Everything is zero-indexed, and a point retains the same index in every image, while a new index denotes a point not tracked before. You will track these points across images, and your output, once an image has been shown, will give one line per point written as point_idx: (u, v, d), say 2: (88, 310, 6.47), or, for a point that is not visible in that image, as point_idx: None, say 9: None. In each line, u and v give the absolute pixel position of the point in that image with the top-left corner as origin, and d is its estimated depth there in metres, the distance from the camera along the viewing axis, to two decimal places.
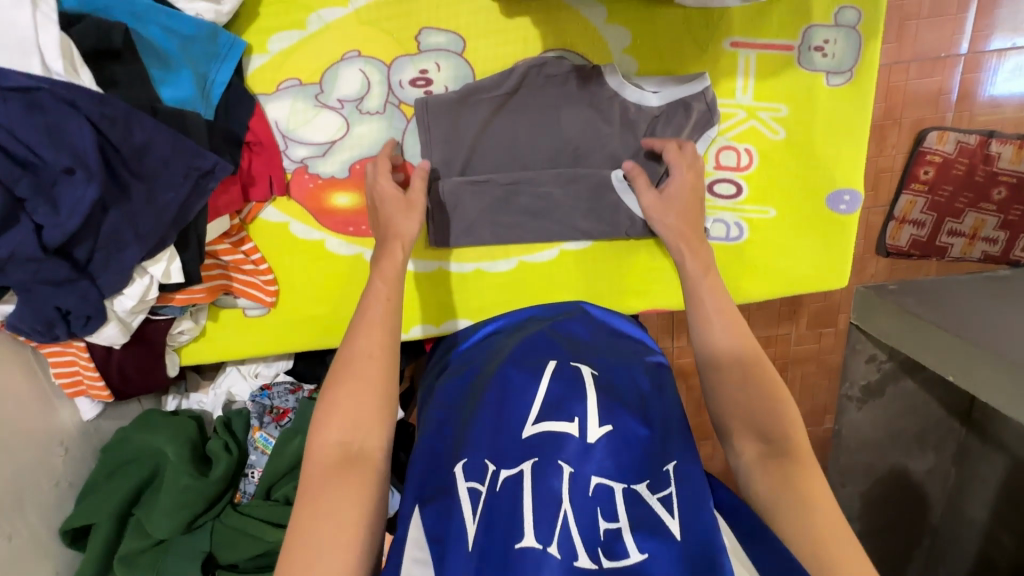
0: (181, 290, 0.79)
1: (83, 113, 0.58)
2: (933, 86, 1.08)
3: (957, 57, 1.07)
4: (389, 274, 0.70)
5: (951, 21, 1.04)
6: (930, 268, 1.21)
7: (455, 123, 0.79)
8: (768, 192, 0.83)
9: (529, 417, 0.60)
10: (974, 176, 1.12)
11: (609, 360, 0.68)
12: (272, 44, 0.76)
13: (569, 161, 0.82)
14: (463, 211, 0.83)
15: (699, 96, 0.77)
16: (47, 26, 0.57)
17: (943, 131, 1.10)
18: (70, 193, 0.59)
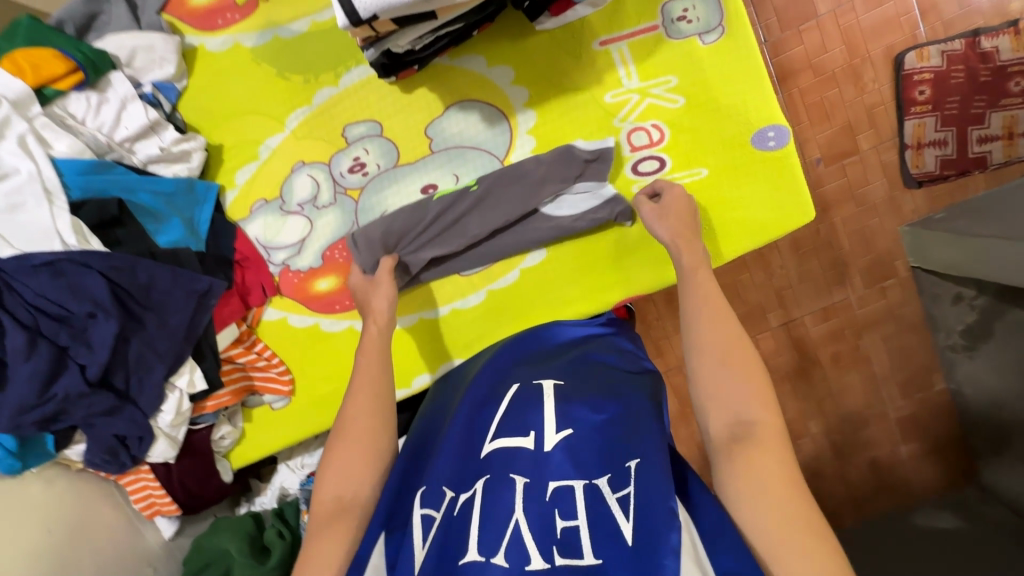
0: (209, 397, 0.92)
1: (96, 269, 0.75)
2: (883, 14, 1.26)
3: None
4: (371, 349, 0.75)
5: None
6: (978, 182, 1.30)
7: (391, 229, 0.87)
8: (691, 155, 0.86)
9: (488, 437, 0.66)
10: (981, 77, 1.26)
11: (575, 368, 0.74)
12: (238, 177, 0.94)
13: (507, 180, 0.87)
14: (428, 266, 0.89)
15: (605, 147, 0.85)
16: (61, 214, 0.74)
17: (921, 50, 1.26)
18: (97, 333, 0.76)
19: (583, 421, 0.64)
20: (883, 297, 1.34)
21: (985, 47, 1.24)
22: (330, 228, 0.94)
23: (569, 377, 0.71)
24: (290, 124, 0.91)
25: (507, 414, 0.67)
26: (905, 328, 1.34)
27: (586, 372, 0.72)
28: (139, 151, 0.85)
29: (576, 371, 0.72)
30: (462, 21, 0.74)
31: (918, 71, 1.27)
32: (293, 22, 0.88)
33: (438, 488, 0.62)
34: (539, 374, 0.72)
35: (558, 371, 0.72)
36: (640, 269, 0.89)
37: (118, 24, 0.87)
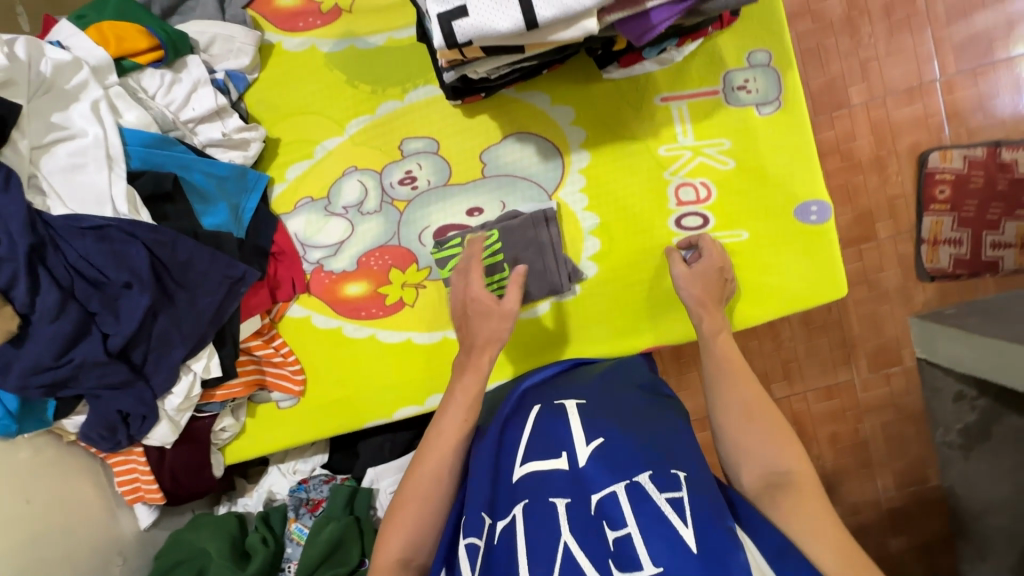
0: (221, 385, 0.90)
1: (141, 240, 0.75)
2: (915, 112, 1.32)
3: (921, 90, 1.32)
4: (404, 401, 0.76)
5: (875, 67, 1.32)
6: (988, 284, 1.35)
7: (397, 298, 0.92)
8: (736, 216, 0.88)
9: (517, 459, 0.64)
10: (998, 185, 1.31)
11: (596, 388, 0.74)
12: (289, 173, 0.95)
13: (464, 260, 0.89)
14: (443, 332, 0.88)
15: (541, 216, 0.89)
16: (117, 181, 0.75)
17: (945, 151, 1.31)
18: (129, 304, 0.76)
19: (611, 432, 0.63)
20: (887, 383, 1.35)
21: (1005, 158, 1.29)
22: (370, 235, 0.95)
23: (592, 396, 0.71)
24: (349, 129, 0.94)
25: (534, 434, 0.65)
26: (905, 418, 1.34)
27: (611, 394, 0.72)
28: (201, 133, 0.87)
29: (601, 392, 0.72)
30: (539, 60, 0.77)
31: (939, 171, 1.32)
32: (371, 35, 0.92)
33: (478, 516, 0.61)
34: (561, 394, 0.72)
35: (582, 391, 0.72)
36: (668, 320, 0.91)
37: (201, 13, 0.91)
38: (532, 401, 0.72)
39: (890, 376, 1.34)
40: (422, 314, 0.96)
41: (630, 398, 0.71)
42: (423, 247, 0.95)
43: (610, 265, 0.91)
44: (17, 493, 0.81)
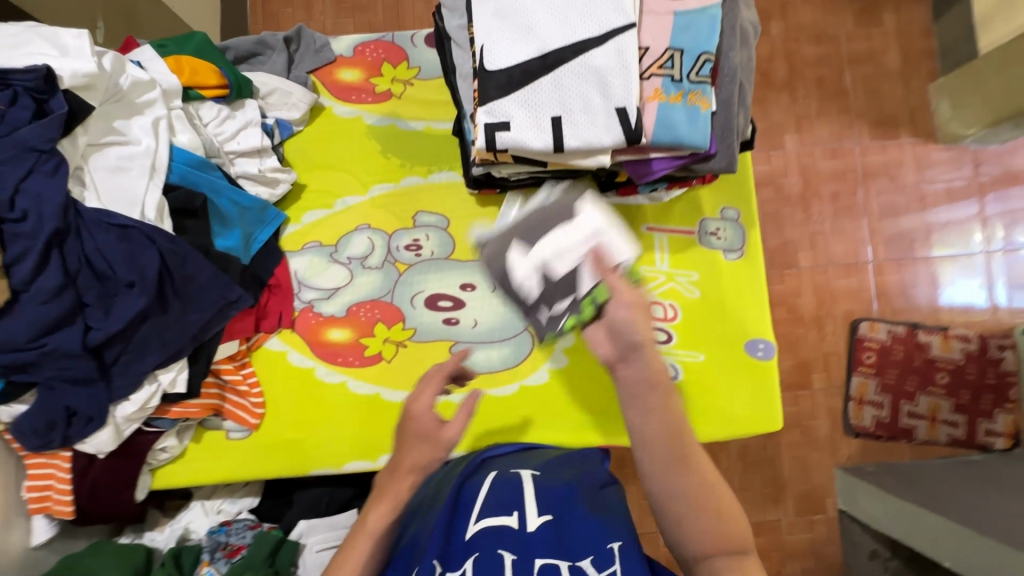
0: (178, 402, 0.90)
1: (157, 246, 0.78)
2: (850, 285, 1.54)
3: (857, 269, 1.55)
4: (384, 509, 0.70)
5: (818, 242, 1.56)
6: (905, 449, 1.49)
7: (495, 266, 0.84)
8: (695, 339, 1.00)
9: (473, 517, 0.70)
10: (914, 361, 1.51)
11: (548, 465, 0.83)
12: (305, 217, 1.02)
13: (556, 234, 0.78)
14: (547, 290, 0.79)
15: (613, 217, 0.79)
16: (153, 189, 0.80)
17: (872, 323, 1.52)
18: (124, 304, 0.77)
19: (560, 507, 0.71)
20: (810, 530, 1.43)
21: (921, 339, 1.51)
22: (366, 288, 1.01)
23: (544, 468, 0.82)
24: (371, 191, 1.03)
25: (490, 495, 0.74)
26: (824, 567, 1.41)
27: (559, 469, 0.82)
28: (238, 165, 0.94)
29: (554, 467, 0.82)
30: (554, 174, 0.90)
31: (867, 338, 1.52)
32: (412, 120, 1.04)
33: (429, 564, 0.65)
34: (517, 466, 0.82)
35: (536, 464, 0.83)
36: (622, 422, 0.98)
37: (267, 66, 1.02)
38: (491, 467, 0.83)
39: (813, 523, 1.43)
40: (394, 371, 0.99)
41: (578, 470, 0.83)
42: (412, 308, 1.01)
43: (581, 361, 0.99)
44: None
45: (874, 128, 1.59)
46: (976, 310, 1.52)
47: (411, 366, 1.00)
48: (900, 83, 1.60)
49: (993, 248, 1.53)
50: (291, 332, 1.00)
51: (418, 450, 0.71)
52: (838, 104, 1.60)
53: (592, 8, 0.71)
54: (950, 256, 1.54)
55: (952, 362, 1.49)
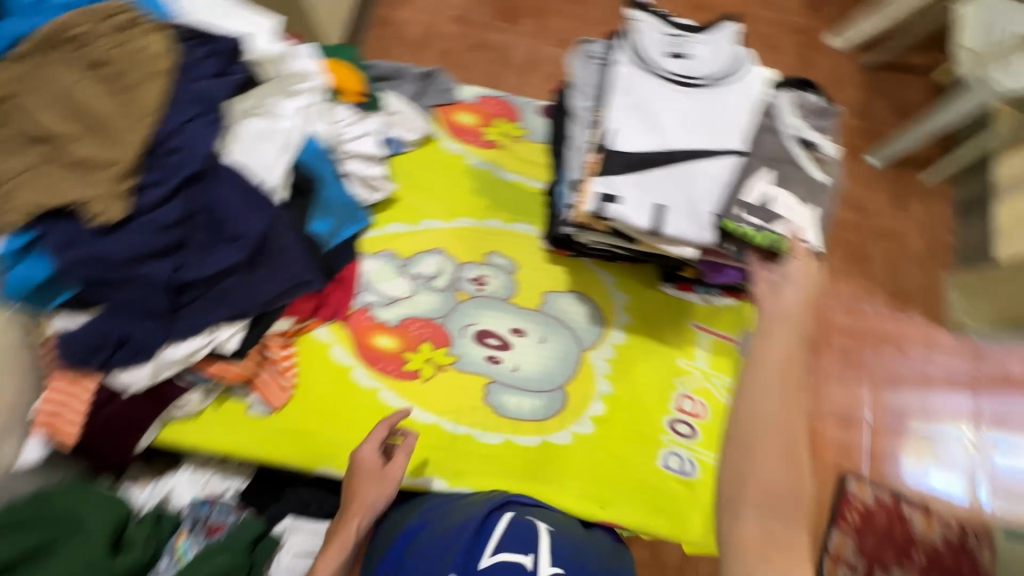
0: (220, 361, 0.90)
1: (269, 212, 0.83)
2: (846, 440, 1.59)
3: (857, 426, 1.60)
4: (336, 548, 0.79)
5: (822, 389, 1.63)
6: None
7: (715, 108, 0.83)
8: (718, 442, 1.03)
9: (488, 548, 0.66)
10: (896, 533, 1.50)
11: (561, 527, 0.79)
12: (388, 226, 1.09)
13: (793, 138, 0.86)
14: (761, 149, 0.84)
15: (828, 160, 0.88)
16: (281, 161, 0.86)
17: (859, 483, 1.54)
18: (220, 254, 0.81)
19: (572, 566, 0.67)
20: None
21: (906, 513, 1.52)
22: (424, 306, 1.06)
23: (559, 529, 0.77)
24: (454, 221, 1.11)
25: (508, 532, 0.69)
26: None
27: (570, 534, 0.77)
28: (350, 164, 1.02)
29: (568, 533, 0.77)
30: (631, 253, 0.98)
31: (852, 497, 1.53)
32: (509, 171, 1.14)
33: None
34: (533, 515, 0.77)
35: (552, 522, 0.79)
36: (630, 504, 0.98)
37: (398, 91, 1.14)
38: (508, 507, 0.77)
39: None
40: (426, 391, 1.01)
41: (592, 545, 0.78)
42: (461, 337, 1.05)
43: (605, 432, 1.02)
44: None
45: (891, 298, 1.72)
46: (957, 502, 1.55)
47: (444, 391, 1.02)
48: (919, 266, 1.76)
49: (982, 438, 1.59)
50: (341, 327, 1.03)
51: (369, 491, 0.83)
52: (862, 269, 1.74)
53: (714, 126, 0.83)
54: (941, 435, 1.60)
55: (930, 543, 1.49)
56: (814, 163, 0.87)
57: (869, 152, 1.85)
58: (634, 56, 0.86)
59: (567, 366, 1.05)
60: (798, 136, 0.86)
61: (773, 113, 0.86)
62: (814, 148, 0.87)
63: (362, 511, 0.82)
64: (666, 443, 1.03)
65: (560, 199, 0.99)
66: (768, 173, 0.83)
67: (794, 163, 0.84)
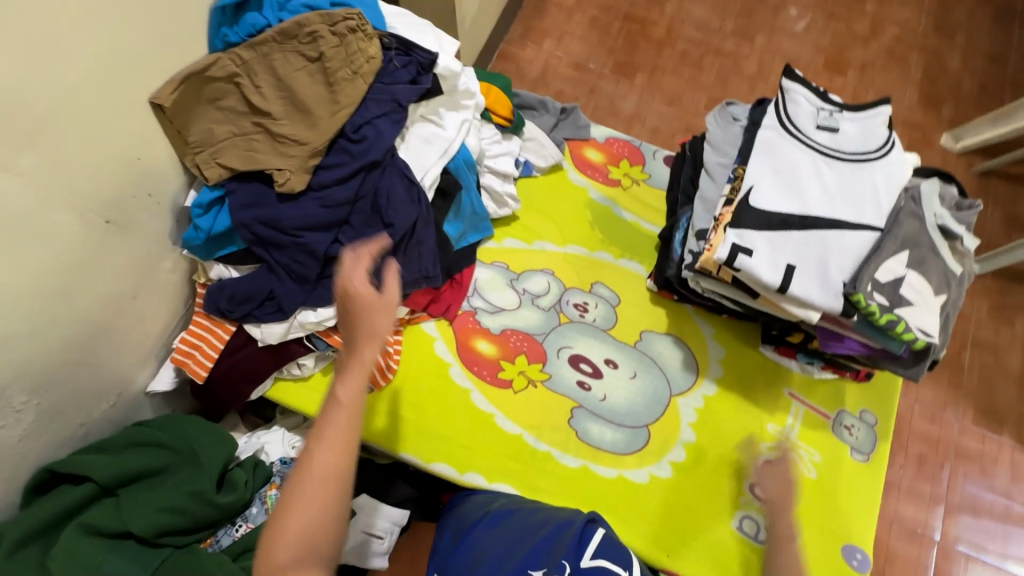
0: (341, 332, 0.98)
1: (420, 209, 0.92)
2: (911, 554, 1.47)
3: (929, 543, 1.49)
4: (354, 379, 0.67)
5: (892, 493, 1.53)
6: None
7: (860, 184, 0.86)
8: (800, 518, 0.99)
9: (586, 554, 0.72)
10: None
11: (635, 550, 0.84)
12: (505, 241, 1.16)
13: (935, 226, 0.85)
14: (900, 229, 0.84)
15: (965, 253, 0.87)
16: (436, 166, 0.95)
17: None
18: (370, 237, 0.90)
19: None
20: None
21: None
22: (526, 321, 1.10)
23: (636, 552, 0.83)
24: (567, 247, 1.16)
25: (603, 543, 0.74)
26: None
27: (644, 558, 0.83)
28: (487, 178, 1.10)
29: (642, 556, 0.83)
30: (739, 308, 0.99)
31: None
32: (626, 210, 1.19)
33: None
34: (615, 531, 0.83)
35: None
36: (698, 559, 0.96)
37: (537, 122, 1.23)
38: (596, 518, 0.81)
39: None
40: (515, 401, 1.04)
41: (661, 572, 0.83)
42: (556, 358, 1.08)
43: (683, 480, 1.01)
44: (133, 287, 0.87)
45: (981, 413, 1.62)
46: None
47: (531, 405, 1.04)
48: (1016, 386, 1.66)
49: None
50: (448, 325, 1.09)
51: (379, 313, 0.68)
52: (950, 375, 1.66)
53: (855, 197, 0.85)
54: None
55: None
56: (952, 254, 0.86)
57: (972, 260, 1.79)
58: (783, 120, 0.90)
59: (653, 406, 1.06)
60: (939, 225, 0.85)
61: (918, 196, 0.86)
62: (953, 240, 0.86)
63: (375, 339, 0.68)
64: (741, 504, 1.00)
65: (679, 242, 1.03)
66: (906, 256, 0.83)
67: (931, 249, 0.84)
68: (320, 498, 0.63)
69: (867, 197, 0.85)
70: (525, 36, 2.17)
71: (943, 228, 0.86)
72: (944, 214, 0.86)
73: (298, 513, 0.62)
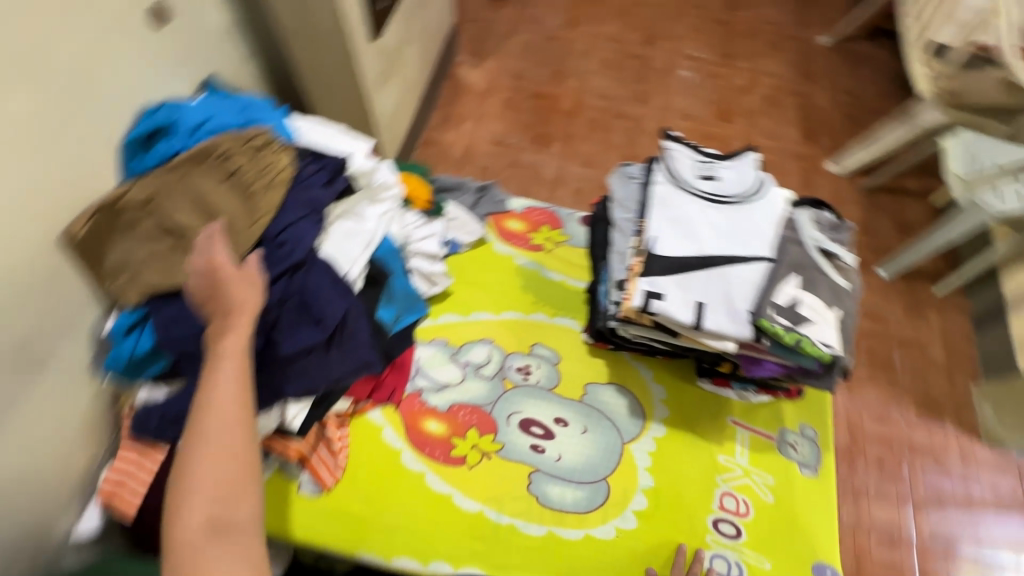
0: (284, 437, 0.96)
1: (348, 301, 0.93)
2: (894, 559, 1.50)
3: (907, 545, 1.52)
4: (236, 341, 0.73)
5: (863, 501, 1.58)
6: None
7: (743, 221, 0.96)
8: (763, 545, 1.02)
9: None
10: None
11: None
12: (442, 316, 1.19)
13: (814, 250, 0.96)
14: (785, 255, 0.94)
15: (846, 268, 0.97)
16: (360, 257, 0.98)
17: None
18: (301, 335, 0.89)
19: None
20: None
21: None
22: (472, 393, 1.11)
23: None
24: (502, 313, 1.20)
25: None
26: None
27: None
28: (415, 260, 1.14)
29: None
30: (669, 347, 1.04)
31: None
32: (552, 271, 1.26)
33: None
34: None
35: None
36: None
37: (458, 202, 1.31)
38: None
39: None
40: (471, 478, 1.03)
41: None
42: (506, 425, 1.09)
43: (648, 528, 1.01)
44: (49, 425, 0.82)
45: (921, 407, 1.72)
46: None
47: (488, 478, 1.03)
48: (944, 376, 1.78)
49: None
50: (394, 410, 1.08)
51: (245, 291, 0.77)
52: (887, 375, 1.77)
53: (743, 234, 0.95)
54: (997, 563, 1.52)
55: None
56: (835, 271, 0.96)
57: (880, 265, 1.96)
58: (669, 175, 1.02)
59: (608, 458, 1.07)
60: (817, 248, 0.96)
61: (795, 226, 0.97)
62: (833, 260, 0.97)
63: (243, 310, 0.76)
64: (710, 544, 1.01)
65: (604, 294, 1.10)
66: (796, 279, 0.92)
67: (815, 269, 0.94)
68: (223, 463, 0.67)
69: (751, 231, 0.95)
70: (444, 122, 2.33)
71: (822, 250, 0.96)
72: (820, 238, 0.97)
73: (204, 484, 0.66)
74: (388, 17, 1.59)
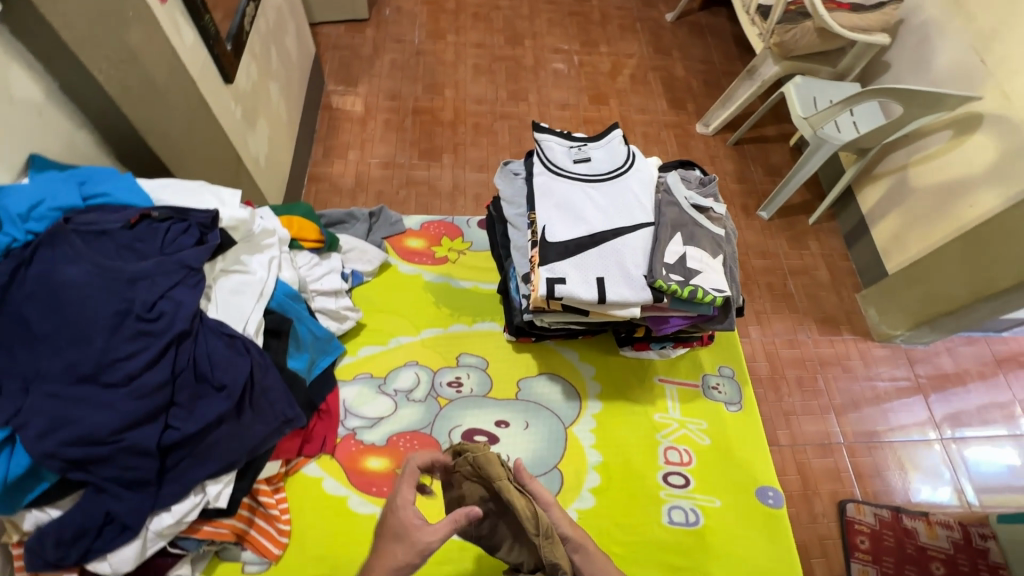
0: (211, 520, 0.88)
1: (251, 358, 0.89)
2: (830, 463, 1.65)
3: (839, 446, 1.68)
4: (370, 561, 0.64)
5: (795, 420, 1.72)
6: None
7: (619, 194, 1.02)
8: (711, 485, 1.09)
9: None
10: (907, 548, 1.52)
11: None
12: (360, 350, 1.16)
13: (690, 206, 1.03)
14: (666, 217, 1.01)
15: (721, 218, 1.06)
16: (255, 310, 0.94)
17: (858, 504, 1.58)
18: (206, 407, 0.83)
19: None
20: None
21: (908, 524, 1.55)
22: (408, 419, 1.10)
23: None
24: (422, 333, 1.20)
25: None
26: None
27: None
28: (317, 301, 1.10)
29: None
30: (585, 327, 1.09)
31: (856, 520, 1.56)
32: (463, 280, 1.28)
33: None
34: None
35: None
36: (650, 567, 0.99)
37: (353, 232, 1.28)
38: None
39: None
40: None
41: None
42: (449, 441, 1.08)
43: (607, 500, 1.05)
44: None
45: (820, 325, 1.91)
46: (946, 507, 1.61)
47: None
48: (833, 291, 1.98)
49: (946, 437, 1.71)
50: (331, 458, 1.04)
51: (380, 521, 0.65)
52: (788, 304, 1.95)
53: (623, 206, 1.00)
54: (910, 440, 1.70)
55: (941, 549, 1.51)
56: (711, 222, 1.04)
57: (761, 209, 2.16)
58: (547, 165, 1.05)
59: (555, 446, 1.09)
60: (691, 205, 1.03)
61: (669, 189, 1.05)
62: (707, 213, 1.05)
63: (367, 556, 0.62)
64: (666, 498, 1.06)
65: (514, 292, 1.11)
66: (679, 237, 0.99)
67: (694, 225, 1.02)
68: None
69: (628, 201, 1.01)
70: (328, 155, 2.25)
71: (696, 205, 1.04)
72: (693, 195, 1.05)
73: None
74: (239, 60, 1.51)
